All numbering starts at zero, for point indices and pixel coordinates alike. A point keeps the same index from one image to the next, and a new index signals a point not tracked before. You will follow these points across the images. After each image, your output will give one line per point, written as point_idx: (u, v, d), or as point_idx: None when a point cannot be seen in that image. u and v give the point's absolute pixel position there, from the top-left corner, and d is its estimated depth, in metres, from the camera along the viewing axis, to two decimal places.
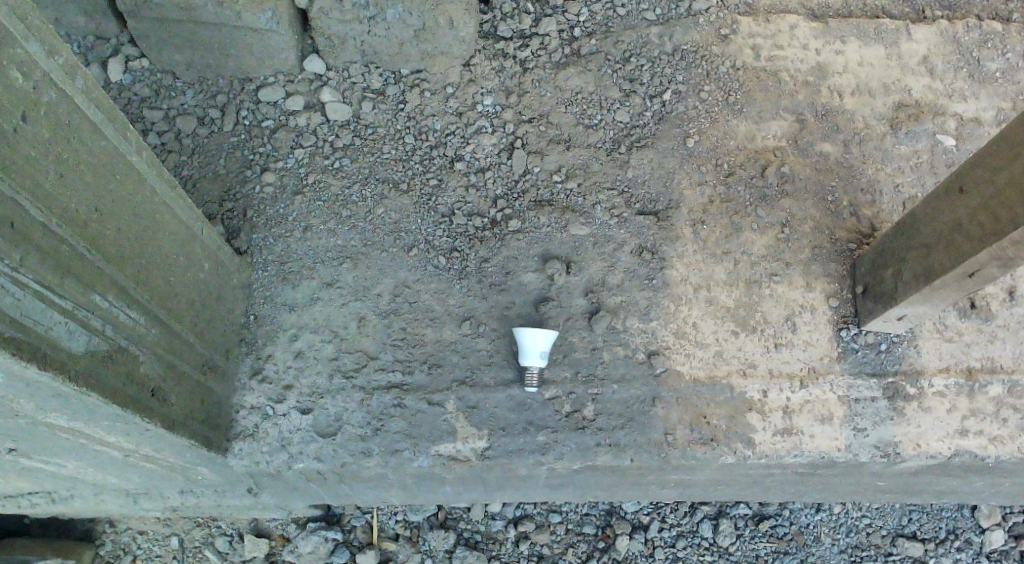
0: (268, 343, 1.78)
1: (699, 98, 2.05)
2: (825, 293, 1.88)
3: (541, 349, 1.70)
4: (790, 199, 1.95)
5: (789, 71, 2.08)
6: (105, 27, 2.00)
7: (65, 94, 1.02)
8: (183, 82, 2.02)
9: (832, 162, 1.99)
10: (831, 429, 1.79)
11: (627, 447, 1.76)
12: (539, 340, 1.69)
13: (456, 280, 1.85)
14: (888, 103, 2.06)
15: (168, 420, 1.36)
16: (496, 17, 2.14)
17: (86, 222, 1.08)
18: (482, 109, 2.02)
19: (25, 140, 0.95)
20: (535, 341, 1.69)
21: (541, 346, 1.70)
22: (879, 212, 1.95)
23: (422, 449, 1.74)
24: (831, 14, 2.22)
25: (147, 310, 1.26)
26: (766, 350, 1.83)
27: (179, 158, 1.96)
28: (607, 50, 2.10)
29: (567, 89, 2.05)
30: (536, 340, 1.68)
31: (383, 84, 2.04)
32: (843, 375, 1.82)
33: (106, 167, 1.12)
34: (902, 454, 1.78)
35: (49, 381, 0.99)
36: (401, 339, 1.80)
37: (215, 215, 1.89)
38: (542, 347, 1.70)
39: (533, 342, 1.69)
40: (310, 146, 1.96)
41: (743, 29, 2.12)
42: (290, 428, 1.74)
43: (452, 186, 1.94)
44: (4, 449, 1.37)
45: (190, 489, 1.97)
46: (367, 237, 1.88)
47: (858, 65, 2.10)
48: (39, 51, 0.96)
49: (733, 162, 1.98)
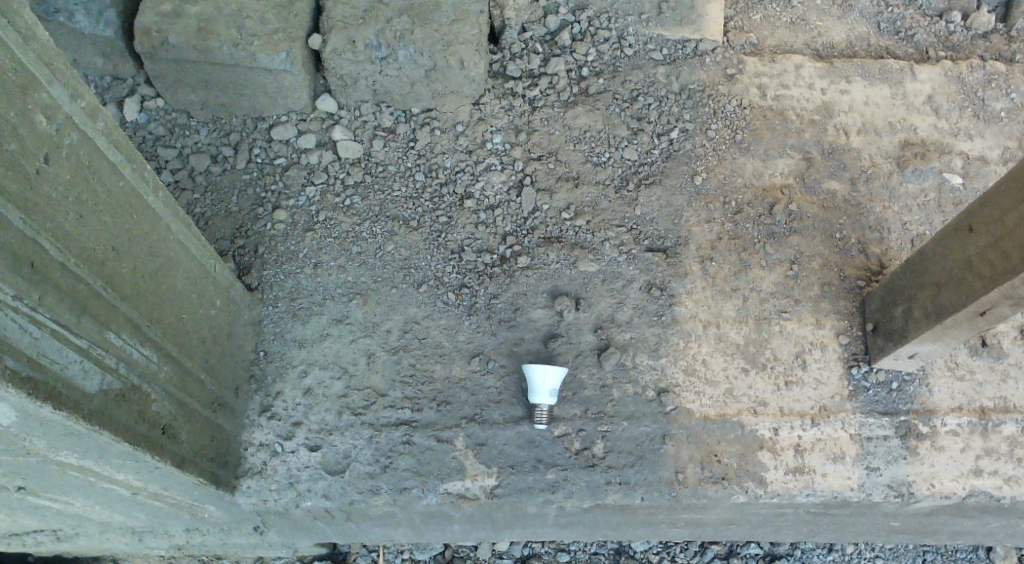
0: (278, 380, 1.78)
1: (706, 136, 2.07)
2: (835, 330, 1.88)
3: (549, 387, 1.70)
4: (798, 236, 1.95)
5: (795, 110, 2.11)
6: (122, 68, 2.04)
7: (87, 136, 1.04)
8: (198, 121, 2.05)
9: (840, 199, 2.00)
10: (843, 468, 1.77)
11: (638, 486, 1.74)
12: (549, 376, 1.68)
13: (465, 317, 1.86)
14: (895, 141, 2.08)
15: (178, 457, 1.35)
16: (506, 57, 2.17)
17: (103, 261, 1.09)
18: (491, 147, 2.04)
19: (47, 181, 0.97)
20: (544, 376, 1.69)
21: (551, 383, 1.70)
22: (888, 249, 1.96)
23: (431, 487, 1.73)
24: (835, 54, 2.26)
25: (160, 347, 1.27)
26: (777, 388, 1.82)
27: (192, 195, 1.98)
28: (615, 89, 2.13)
29: (576, 127, 2.07)
30: (546, 376, 1.68)
31: (394, 122, 2.07)
32: (855, 413, 1.81)
33: (124, 206, 1.14)
34: (916, 494, 1.76)
35: (63, 420, 0.99)
36: (411, 375, 1.80)
37: (227, 252, 1.90)
38: (551, 384, 1.70)
39: (542, 377, 1.69)
40: (321, 184, 1.98)
41: (749, 69, 2.15)
42: (298, 465, 1.73)
43: (462, 223, 1.96)
44: (13, 486, 1.36)
45: (196, 527, 1.95)
46: (377, 273, 1.89)
47: (863, 103, 2.12)
48: (64, 94, 0.98)
49: (741, 199, 2.00)
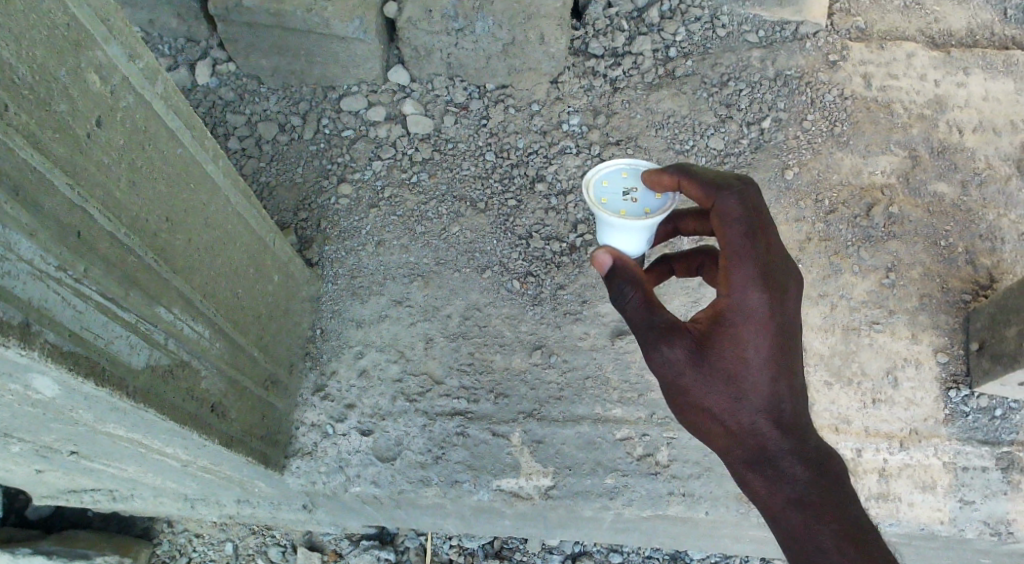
0: (333, 359, 1.72)
1: (801, 127, 1.91)
2: (933, 347, 1.71)
3: (635, 166, 1.15)
4: (897, 241, 1.79)
5: (903, 103, 1.93)
6: (197, 30, 2.02)
7: (144, 98, 0.96)
8: (268, 88, 2.01)
9: (948, 204, 1.83)
10: (933, 499, 1.62)
11: (703, 498, 1.64)
12: (628, 242, 1.14)
13: (529, 306, 1.77)
14: (1016, 142, 1.89)
15: (226, 436, 1.31)
16: (588, 33, 2.04)
17: (155, 231, 1.02)
18: (567, 129, 1.93)
19: (97, 146, 0.88)
20: (643, 237, 1.13)
21: (635, 184, 1.14)
22: (1000, 262, 1.78)
23: (484, 483, 1.66)
24: (953, 43, 2.08)
25: (213, 324, 1.21)
26: (862, 406, 1.68)
27: (258, 164, 1.93)
28: (704, 72, 1.98)
29: (658, 112, 1.94)
30: (612, 227, 1.12)
31: (467, 98, 1.99)
32: (951, 440, 1.66)
33: (179, 175, 1.07)
34: (1015, 535, 1.60)
35: (105, 395, 0.94)
36: (469, 364, 1.72)
37: (289, 225, 1.85)
38: (604, 170, 1.15)
39: (610, 221, 1.12)
40: (388, 159, 1.91)
41: (854, 56, 1.98)
42: (349, 449, 1.67)
43: (531, 208, 1.86)
44: (66, 449, 1.38)
45: (247, 499, 1.93)
46: (440, 255, 1.81)
47: (982, 99, 1.93)
48: (121, 54, 0.90)
49: (836, 198, 1.83)
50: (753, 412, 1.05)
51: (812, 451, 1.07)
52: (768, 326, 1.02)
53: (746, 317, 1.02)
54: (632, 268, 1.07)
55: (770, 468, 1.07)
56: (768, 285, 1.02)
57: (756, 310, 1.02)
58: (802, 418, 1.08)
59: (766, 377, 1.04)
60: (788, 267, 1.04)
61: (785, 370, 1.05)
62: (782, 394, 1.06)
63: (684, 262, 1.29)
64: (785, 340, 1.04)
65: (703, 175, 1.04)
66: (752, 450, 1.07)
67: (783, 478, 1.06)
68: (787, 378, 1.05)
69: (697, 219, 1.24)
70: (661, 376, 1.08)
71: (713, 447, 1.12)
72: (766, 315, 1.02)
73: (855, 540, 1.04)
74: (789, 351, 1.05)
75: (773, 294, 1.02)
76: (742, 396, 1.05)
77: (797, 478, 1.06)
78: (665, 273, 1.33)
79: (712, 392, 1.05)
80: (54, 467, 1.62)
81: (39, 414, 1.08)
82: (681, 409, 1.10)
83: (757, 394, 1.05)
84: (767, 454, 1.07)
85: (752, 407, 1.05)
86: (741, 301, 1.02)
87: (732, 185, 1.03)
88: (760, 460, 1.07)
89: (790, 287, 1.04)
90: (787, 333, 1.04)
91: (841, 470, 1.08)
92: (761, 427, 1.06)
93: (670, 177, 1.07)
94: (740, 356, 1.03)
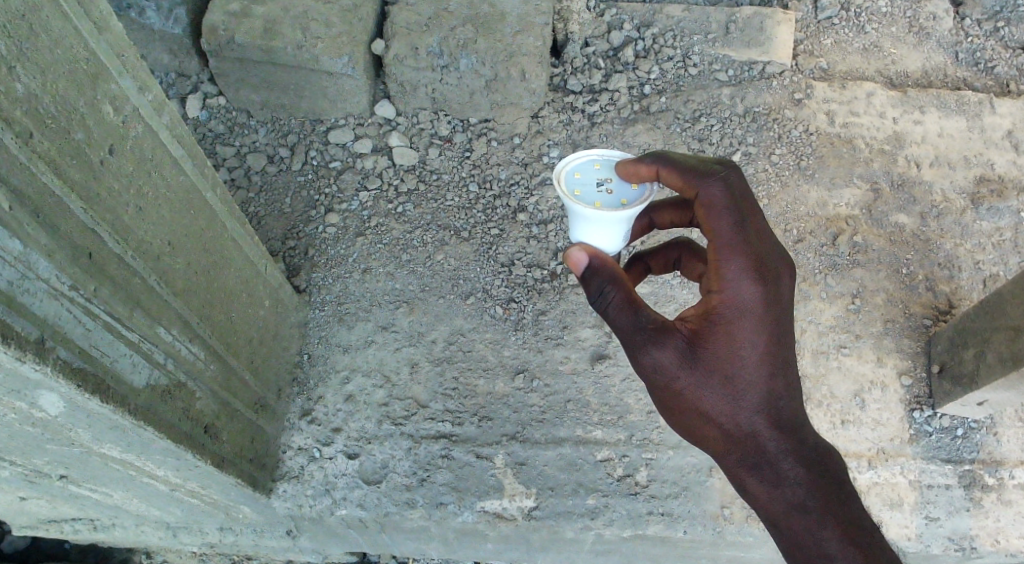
0: (320, 384, 1.75)
1: (770, 160, 2.01)
2: (897, 370, 1.79)
3: (607, 160, 1.22)
4: (862, 269, 1.88)
5: (865, 138, 2.04)
6: (189, 65, 2.10)
7: (152, 128, 1.02)
8: (257, 120, 2.08)
9: (908, 234, 1.93)
10: (901, 516, 1.68)
11: (682, 517, 1.67)
12: (603, 235, 1.19)
13: (512, 331, 1.82)
14: (969, 176, 2.00)
15: (218, 457, 1.33)
16: (567, 71, 2.15)
17: (159, 254, 1.07)
18: (548, 161, 2.01)
19: (109, 172, 0.94)
20: (619, 229, 1.19)
21: (607, 177, 1.20)
22: (958, 288, 1.88)
23: (468, 504, 1.68)
24: (909, 83, 2.21)
25: (208, 346, 1.25)
26: (833, 426, 1.73)
27: (247, 194, 1.99)
28: (677, 108, 2.08)
29: (634, 145, 2.02)
30: (587, 220, 1.17)
31: (451, 131, 2.06)
32: (916, 459, 1.72)
33: (182, 202, 1.12)
34: (978, 549, 1.67)
35: (108, 412, 0.98)
36: (454, 388, 1.76)
37: (278, 252, 1.90)
38: (575, 163, 1.21)
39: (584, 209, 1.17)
40: (375, 189, 1.98)
41: (818, 94, 2.10)
42: (335, 472, 1.69)
43: (513, 237, 1.93)
44: (55, 474, 1.39)
45: (229, 526, 1.89)
46: (425, 282, 1.86)
47: (937, 135, 2.05)
48: (132, 86, 0.97)
49: (804, 228, 1.92)
50: (749, 412, 1.12)
51: (809, 452, 1.14)
52: (760, 318, 1.09)
53: (738, 309, 1.09)
54: (610, 266, 1.13)
55: (769, 472, 1.13)
56: (759, 278, 1.09)
57: (748, 303, 1.09)
58: (796, 418, 1.14)
59: (761, 375, 1.11)
60: (774, 255, 1.12)
61: (779, 367, 1.12)
62: (776, 392, 1.13)
63: (658, 258, 1.41)
64: (779, 337, 1.11)
65: (686, 167, 1.13)
66: (753, 455, 1.13)
67: (784, 482, 1.13)
68: (781, 377, 1.13)
69: (672, 208, 1.34)
70: (654, 381, 1.13)
71: (709, 451, 1.18)
72: (756, 307, 1.09)
73: (856, 540, 1.11)
74: (780, 345, 1.12)
75: (762, 284, 1.10)
76: (737, 397, 1.11)
77: (798, 480, 1.13)
78: (641, 272, 1.44)
79: (708, 393, 1.11)
80: (38, 494, 1.61)
81: (37, 435, 1.11)
82: (674, 412, 1.16)
83: (752, 393, 1.11)
84: (766, 457, 1.13)
85: (749, 407, 1.12)
86: (734, 297, 1.09)
87: (712, 175, 1.12)
88: (759, 463, 1.13)
89: (779, 277, 1.11)
90: (777, 325, 1.11)
91: (837, 469, 1.15)
92: (759, 429, 1.12)
93: (647, 168, 1.15)
94: (735, 351, 1.09)
